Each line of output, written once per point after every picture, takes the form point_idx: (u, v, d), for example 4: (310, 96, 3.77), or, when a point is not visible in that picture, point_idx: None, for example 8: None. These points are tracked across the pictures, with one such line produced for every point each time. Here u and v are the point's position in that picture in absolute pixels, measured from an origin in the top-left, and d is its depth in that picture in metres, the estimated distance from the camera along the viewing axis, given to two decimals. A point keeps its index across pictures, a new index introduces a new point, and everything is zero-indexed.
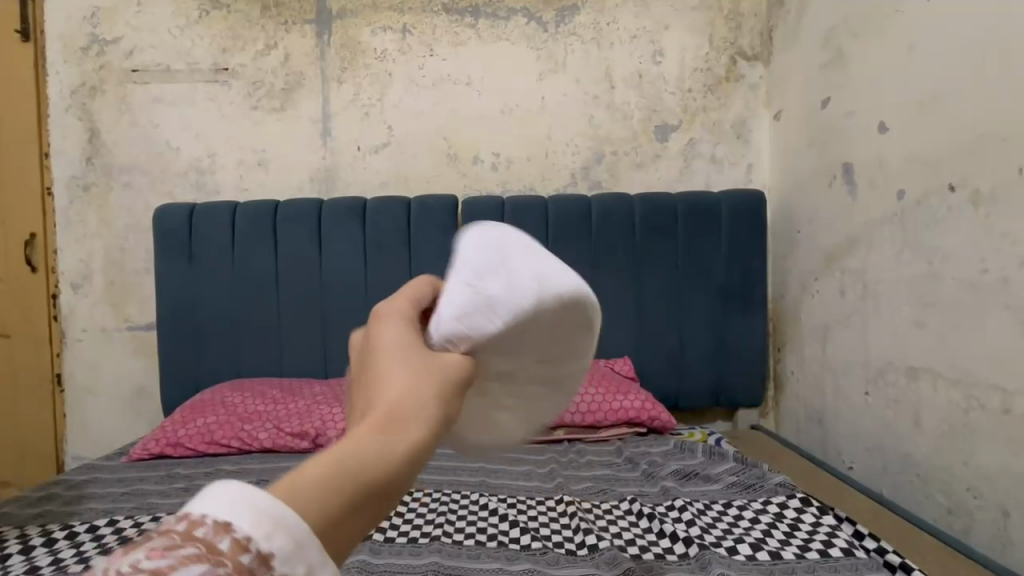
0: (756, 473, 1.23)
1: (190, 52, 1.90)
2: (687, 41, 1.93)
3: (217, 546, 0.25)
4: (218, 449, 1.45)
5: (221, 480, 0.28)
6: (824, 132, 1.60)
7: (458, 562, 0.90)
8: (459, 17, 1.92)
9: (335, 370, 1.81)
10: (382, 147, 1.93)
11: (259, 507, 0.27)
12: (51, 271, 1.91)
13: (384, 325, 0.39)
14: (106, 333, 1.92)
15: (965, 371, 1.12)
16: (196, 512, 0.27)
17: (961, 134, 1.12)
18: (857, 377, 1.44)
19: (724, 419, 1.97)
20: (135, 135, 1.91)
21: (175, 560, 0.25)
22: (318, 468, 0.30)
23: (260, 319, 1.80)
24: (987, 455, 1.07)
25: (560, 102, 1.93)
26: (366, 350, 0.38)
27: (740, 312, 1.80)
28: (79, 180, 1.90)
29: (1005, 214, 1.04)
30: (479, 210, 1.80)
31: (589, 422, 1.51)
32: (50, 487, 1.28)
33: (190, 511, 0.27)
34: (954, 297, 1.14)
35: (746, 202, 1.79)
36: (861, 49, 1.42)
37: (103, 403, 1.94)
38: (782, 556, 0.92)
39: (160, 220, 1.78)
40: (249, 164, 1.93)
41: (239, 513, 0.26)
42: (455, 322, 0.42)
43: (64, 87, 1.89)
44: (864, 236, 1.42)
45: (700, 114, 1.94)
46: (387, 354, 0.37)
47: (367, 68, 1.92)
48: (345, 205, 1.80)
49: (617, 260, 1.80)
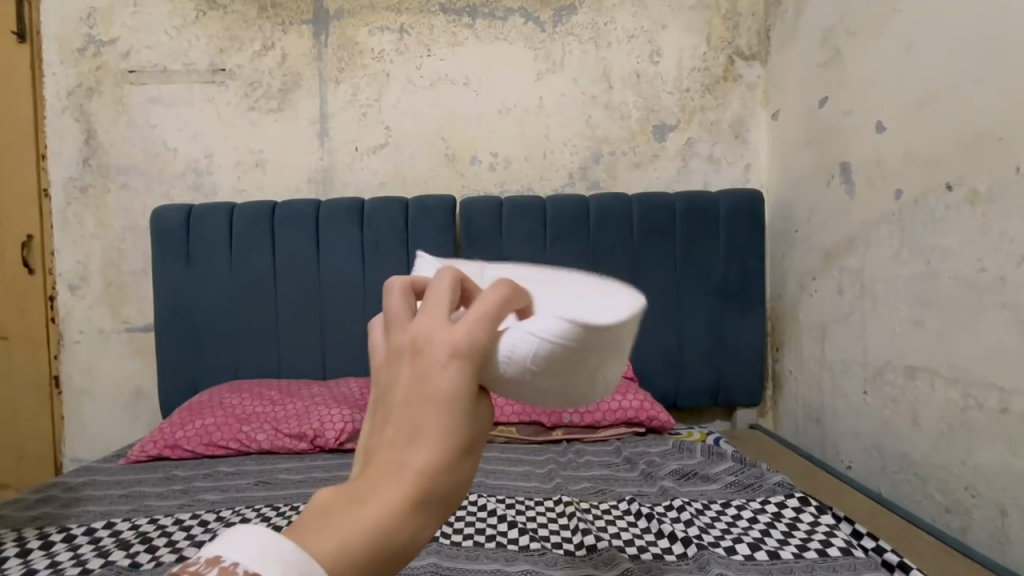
0: (755, 473, 1.23)
1: (187, 53, 1.90)
2: (685, 40, 1.93)
3: None
4: (216, 451, 1.45)
5: (255, 531, 0.35)
6: (822, 132, 1.60)
7: (457, 563, 0.89)
8: (456, 17, 1.91)
9: (333, 371, 1.81)
10: (380, 147, 1.93)
11: (282, 558, 0.33)
12: (48, 273, 1.90)
13: (445, 362, 0.39)
14: (103, 335, 1.92)
15: (963, 369, 1.12)
16: (230, 560, 0.33)
17: (958, 133, 1.12)
18: (855, 376, 1.44)
19: (722, 419, 1.97)
20: (132, 136, 1.90)
21: None
22: (366, 530, 0.35)
23: (258, 320, 1.80)
24: (985, 453, 1.07)
25: (558, 102, 1.93)
26: (420, 391, 0.38)
27: (738, 311, 1.80)
28: (76, 181, 1.90)
29: (1002, 213, 1.04)
30: (477, 210, 1.80)
31: (588, 422, 1.52)
32: (48, 489, 1.27)
33: (227, 558, 0.33)
34: (951, 296, 1.14)
35: (744, 202, 1.79)
36: (858, 48, 1.42)
37: (100, 404, 1.93)
38: (781, 555, 0.92)
39: (158, 221, 1.78)
40: (247, 165, 1.92)
41: (263, 563, 0.32)
42: (509, 357, 0.45)
43: (60, 88, 1.89)
44: (862, 235, 1.42)
45: (698, 113, 1.94)
46: (443, 416, 0.38)
47: (365, 68, 1.91)
48: (343, 206, 1.80)
49: (616, 260, 1.80)
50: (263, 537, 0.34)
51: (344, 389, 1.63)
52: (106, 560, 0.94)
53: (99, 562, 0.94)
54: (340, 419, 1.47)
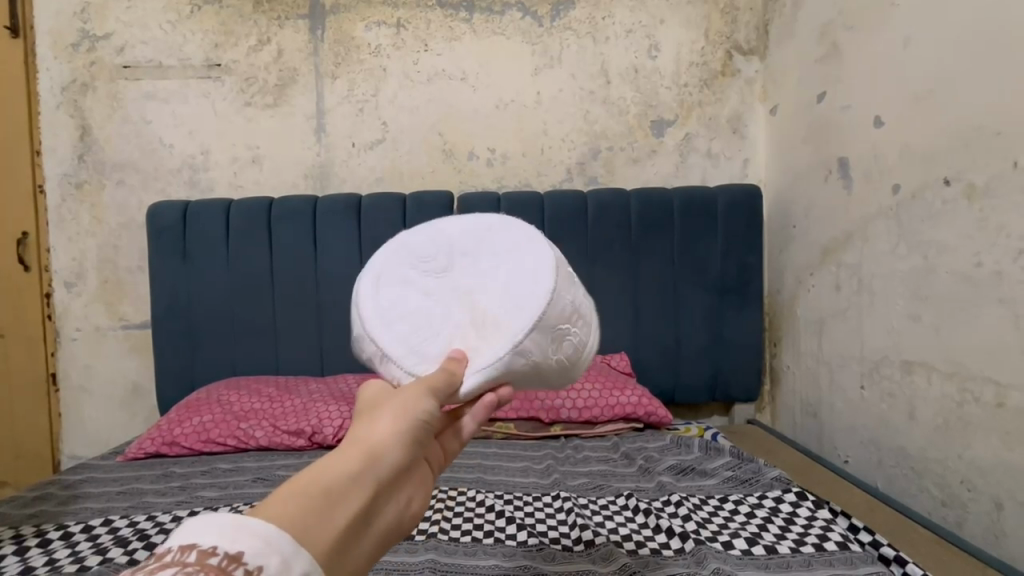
0: (752, 468, 1.23)
1: (182, 48, 1.89)
2: (682, 35, 1.92)
3: (185, 557, 0.36)
4: (213, 448, 1.44)
5: (189, 524, 0.39)
6: (819, 127, 1.60)
7: (455, 559, 0.90)
8: (454, 12, 1.90)
9: (331, 367, 1.80)
10: (376, 143, 1.92)
11: (217, 530, 0.38)
12: (44, 270, 1.89)
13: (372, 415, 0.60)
14: (100, 332, 1.91)
15: (960, 364, 1.12)
16: (170, 547, 0.37)
17: (956, 127, 1.12)
18: (852, 370, 1.44)
19: (720, 414, 1.98)
20: (127, 133, 1.89)
21: (151, 572, 0.35)
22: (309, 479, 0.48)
23: (256, 317, 1.79)
24: (981, 447, 1.07)
25: (556, 97, 1.92)
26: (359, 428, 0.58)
27: (736, 307, 1.80)
28: (71, 178, 1.89)
29: (999, 208, 1.04)
30: (474, 205, 1.79)
31: (585, 417, 1.51)
32: (45, 487, 1.27)
33: (167, 547, 0.38)
34: (948, 291, 1.15)
35: (741, 196, 1.79)
36: (855, 43, 1.42)
37: (99, 400, 1.93)
38: (778, 550, 0.92)
39: (154, 218, 1.77)
40: (243, 161, 1.91)
41: (200, 537, 0.37)
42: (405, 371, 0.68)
43: (54, 84, 1.88)
44: (858, 230, 1.42)
45: (697, 108, 1.93)
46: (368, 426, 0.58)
47: (361, 63, 1.90)
48: (339, 203, 1.79)
49: (613, 256, 1.80)
50: (213, 523, 0.39)
51: (342, 386, 1.62)
52: (105, 557, 0.94)
53: (97, 559, 0.94)
54: (339, 416, 1.47)
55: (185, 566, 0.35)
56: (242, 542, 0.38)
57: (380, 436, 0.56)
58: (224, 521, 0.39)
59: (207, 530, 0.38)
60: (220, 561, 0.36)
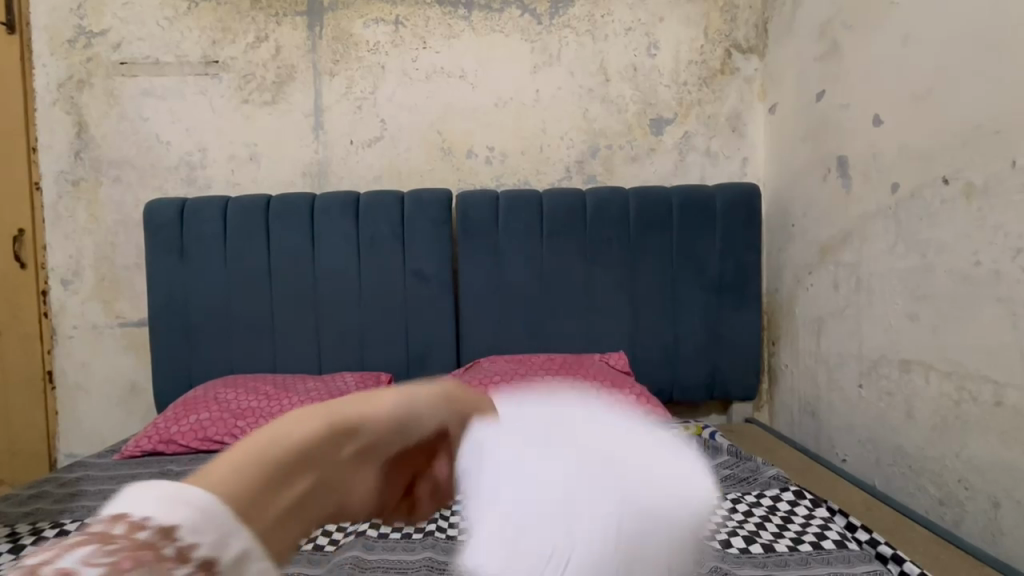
0: (750, 467, 1.23)
1: (179, 45, 1.88)
2: (681, 33, 1.92)
3: (109, 531, 0.24)
4: (210, 446, 1.44)
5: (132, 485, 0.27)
6: (818, 126, 1.59)
7: (453, 558, 0.89)
8: (452, 9, 1.90)
9: (328, 365, 1.80)
10: (374, 141, 1.92)
11: (159, 495, 0.26)
12: (41, 267, 1.89)
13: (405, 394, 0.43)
14: (96, 330, 1.91)
15: (958, 362, 1.12)
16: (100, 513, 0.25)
17: (955, 127, 1.12)
18: (850, 369, 1.44)
19: (718, 413, 1.99)
20: (124, 130, 1.89)
21: (66, 545, 0.24)
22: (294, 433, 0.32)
23: (253, 316, 1.79)
24: (979, 446, 1.07)
25: (554, 95, 1.92)
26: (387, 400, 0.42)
27: (734, 306, 1.80)
28: (67, 175, 1.88)
29: (996, 207, 1.04)
30: (472, 203, 1.79)
31: None
32: (41, 485, 1.27)
33: (96, 513, 0.26)
34: (946, 290, 1.15)
35: (740, 195, 1.79)
36: (855, 42, 1.42)
37: (95, 398, 1.92)
38: (776, 549, 0.92)
39: (151, 215, 1.77)
40: (241, 158, 1.91)
41: (135, 501, 0.25)
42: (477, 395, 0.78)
43: (50, 81, 1.87)
44: (857, 229, 1.42)
45: (695, 107, 1.93)
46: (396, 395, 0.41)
47: (359, 60, 1.90)
48: (337, 200, 1.78)
49: (612, 254, 1.79)
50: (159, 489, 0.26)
51: (340, 384, 1.62)
52: None
53: None
54: None
55: (104, 543, 0.24)
56: (178, 506, 0.25)
57: (405, 412, 0.39)
58: (169, 487, 0.26)
59: (145, 495, 0.25)
60: (146, 539, 0.24)
